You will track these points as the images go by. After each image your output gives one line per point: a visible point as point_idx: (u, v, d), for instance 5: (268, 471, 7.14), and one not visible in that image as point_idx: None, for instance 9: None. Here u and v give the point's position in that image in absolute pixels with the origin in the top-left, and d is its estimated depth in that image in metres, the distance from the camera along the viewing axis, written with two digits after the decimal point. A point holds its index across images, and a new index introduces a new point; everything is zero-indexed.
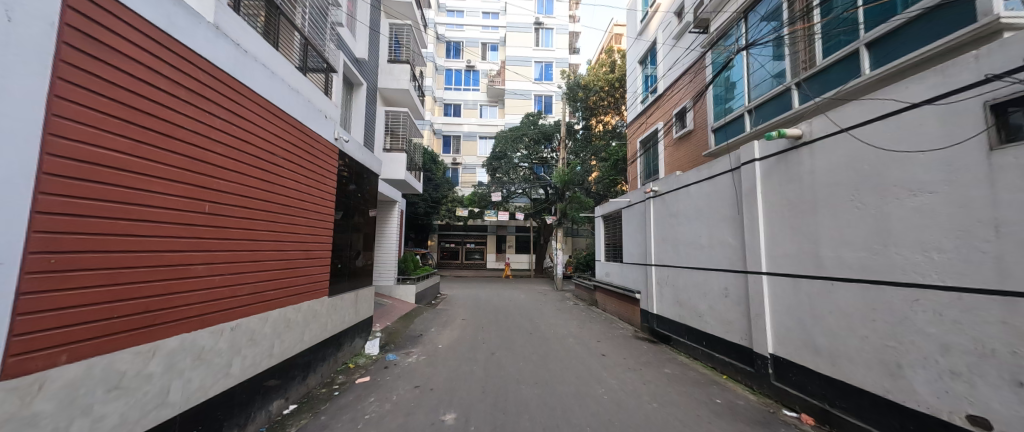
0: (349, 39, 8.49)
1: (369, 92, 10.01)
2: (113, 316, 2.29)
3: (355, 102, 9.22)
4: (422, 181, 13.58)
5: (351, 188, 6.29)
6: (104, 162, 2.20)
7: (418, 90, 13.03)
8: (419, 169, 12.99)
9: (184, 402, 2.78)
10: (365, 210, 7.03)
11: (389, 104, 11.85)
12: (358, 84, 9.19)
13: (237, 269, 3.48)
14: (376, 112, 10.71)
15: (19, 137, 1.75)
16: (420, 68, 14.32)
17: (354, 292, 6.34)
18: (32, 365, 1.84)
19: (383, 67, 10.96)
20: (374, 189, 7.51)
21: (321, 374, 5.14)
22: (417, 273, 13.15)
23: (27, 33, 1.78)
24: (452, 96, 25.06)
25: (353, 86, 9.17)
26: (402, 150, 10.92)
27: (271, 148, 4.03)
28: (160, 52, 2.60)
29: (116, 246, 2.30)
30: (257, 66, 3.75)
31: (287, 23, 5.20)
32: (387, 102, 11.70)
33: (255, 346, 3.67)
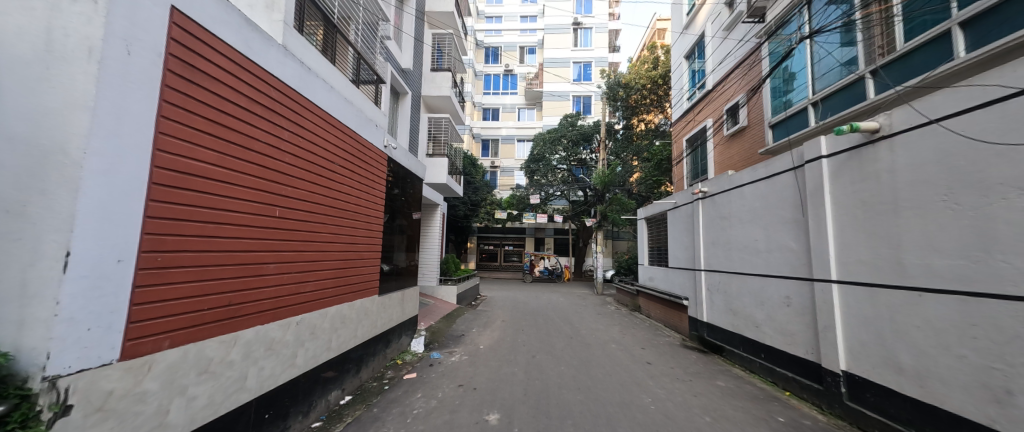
0: (396, 51, 8.94)
1: (413, 100, 10.45)
2: (204, 308, 2.59)
3: (400, 110, 9.69)
4: (462, 185, 13.91)
5: (397, 192, 6.59)
6: (197, 172, 2.50)
7: (458, 96, 13.38)
8: (459, 172, 13.33)
9: (259, 387, 3.10)
10: (409, 214, 7.37)
11: (431, 111, 12.30)
12: (403, 93, 9.67)
13: (302, 267, 3.79)
14: (420, 119, 11.15)
15: (134, 152, 2.06)
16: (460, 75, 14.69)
17: (400, 291, 6.64)
18: (142, 349, 2.14)
19: (426, 75, 11.41)
20: (418, 193, 7.84)
21: (372, 368, 5.46)
22: (458, 274, 13.48)
23: (141, 63, 2.10)
24: (491, 100, 25.38)
25: (399, 95, 9.66)
26: (444, 155, 11.28)
27: (330, 157, 4.34)
28: (240, 73, 2.91)
29: (206, 247, 2.60)
30: (318, 81, 4.06)
31: (343, 40, 5.62)
32: (430, 109, 12.15)
33: (316, 339, 3.98)
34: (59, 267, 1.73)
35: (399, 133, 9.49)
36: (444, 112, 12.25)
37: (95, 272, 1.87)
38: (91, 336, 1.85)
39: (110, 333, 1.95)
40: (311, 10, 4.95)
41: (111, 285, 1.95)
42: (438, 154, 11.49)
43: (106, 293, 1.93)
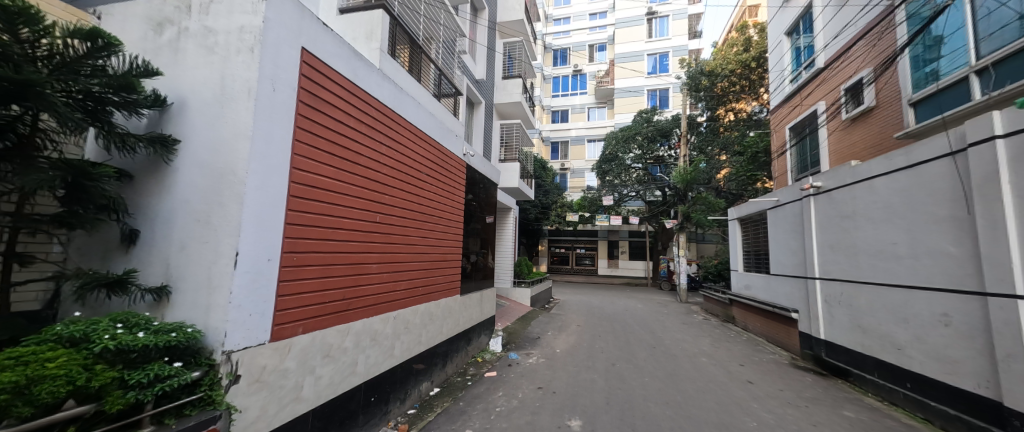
0: (471, 64, 9.41)
1: (486, 108, 10.86)
2: (326, 302, 3.01)
3: (475, 119, 10.16)
4: (532, 188, 14.03)
5: (473, 198, 6.90)
6: (319, 184, 2.92)
7: (529, 101, 13.53)
8: (530, 176, 13.46)
9: (365, 373, 3.51)
10: (484, 218, 7.67)
11: (503, 117, 12.65)
12: (477, 102, 10.12)
13: (398, 268, 4.17)
14: (493, 126, 11.54)
15: (277, 170, 2.49)
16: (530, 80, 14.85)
17: (479, 292, 6.93)
18: (283, 333, 2.57)
19: (498, 84, 11.80)
20: (492, 197, 8.11)
21: (456, 363, 5.81)
22: (530, 277, 13.55)
23: (283, 97, 2.56)
24: (561, 101, 25.14)
25: (474, 104, 10.14)
26: (515, 160, 11.49)
27: (419, 166, 4.69)
28: (350, 97, 3.32)
29: (327, 249, 3.02)
30: (409, 99, 4.44)
31: (426, 59, 6.11)
32: (501, 116, 12.52)
33: (409, 333, 4.36)
34: (230, 263, 2.16)
35: (474, 141, 9.95)
36: (515, 118, 12.52)
37: (253, 269, 2.30)
38: (250, 320, 2.28)
39: (264, 319, 2.39)
40: (400, 35, 5.47)
41: (263, 279, 2.38)
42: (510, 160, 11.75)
43: (261, 285, 2.38)
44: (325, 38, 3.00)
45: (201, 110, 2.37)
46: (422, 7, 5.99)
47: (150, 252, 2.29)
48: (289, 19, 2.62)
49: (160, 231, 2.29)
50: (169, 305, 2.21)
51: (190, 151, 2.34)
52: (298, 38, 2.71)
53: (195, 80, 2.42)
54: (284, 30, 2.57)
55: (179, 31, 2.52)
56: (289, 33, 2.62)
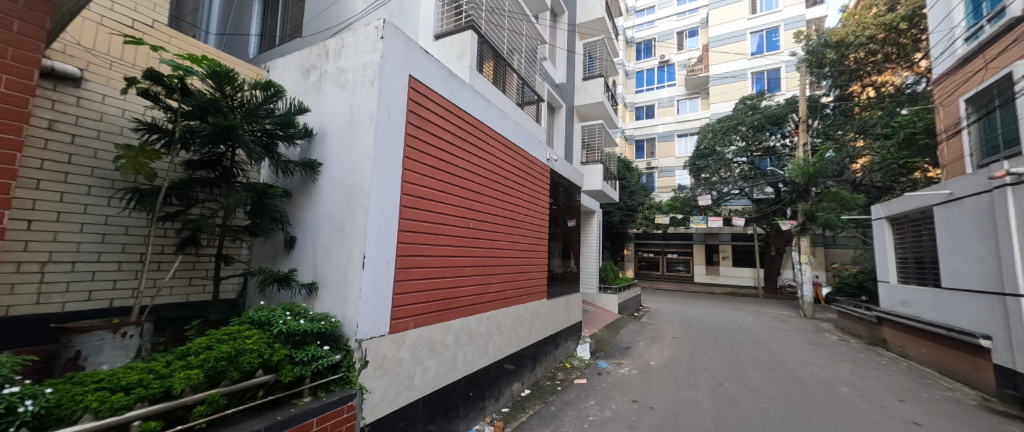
0: (551, 69, 9.49)
1: (567, 112, 10.77)
2: (430, 300, 3.31)
3: (556, 123, 10.16)
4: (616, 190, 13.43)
5: (557, 202, 6.90)
6: (423, 195, 3.24)
7: (611, 100, 13.03)
8: (614, 177, 12.91)
9: (464, 368, 3.76)
10: (567, 222, 7.60)
11: (584, 119, 12.40)
12: (558, 107, 10.10)
13: (490, 271, 4.38)
14: (574, 128, 11.37)
15: (392, 184, 2.85)
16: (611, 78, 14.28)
17: (565, 296, 6.89)
18: (399, 327, 2.91)
19: (579, 85, 11.61)
20: (575, 200, 8.01)
21: (545, 367, 5.86)
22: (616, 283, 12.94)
23: (396, 121, 2.93)
24: (645, 97, 23.65)
25: (555, 109, 10.14)
26: (598, 162, 11.13)
27: (506, 174, 4.84)
28: (446, 115, 3.62)
29: (430, 253, 3.32)
30: (498, 110, 4.63)
31: (510, 69, 6.35)
32: (582, 117, 12.28)
33: (501, 334, 4.54)
34: (360, 265, 2.55)
35: (556, 145, 9.94)
36: (596, 119, 12.17)
37: (376, 270, 2.67)
38: (374, 314, 2.64)
39: (384, 314, 2.74)
40: (487, 52, 5.78)
41: (384, 278, 2.75)
42: (592, 162, 11.40)
43: (382, 284, 2.74)
44: (426, 64, 3.34)
45: (337, 137, 2.86)
46: (506, 22, 6.26)
47: (303, 255, 2.84)
48: (400, 52, 2.99)
49: (310, 238, 2.83)
50: (317, 298, 2.70)
51: (329, 171, 2.84)
52: (406, 68, 3.08)
53: (332, 112, 2.93)
54: (396, 62, 2.95)
55: (321, 74, 3.08)
56: (400, 64, 3.00)
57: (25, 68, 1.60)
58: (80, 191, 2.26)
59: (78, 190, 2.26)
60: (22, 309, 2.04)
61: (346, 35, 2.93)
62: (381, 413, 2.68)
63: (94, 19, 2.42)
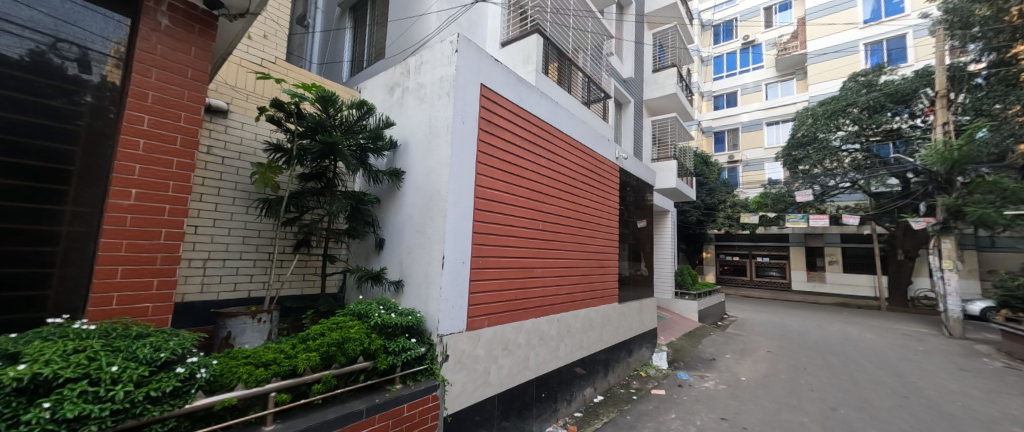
0: (618, 64, 9.13)
1: (636, 107, 10.25)
2: (503, 300, 3.40)
3: (624, 120, 9.72)
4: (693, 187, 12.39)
5: (628, 201, 6.58)
6: (494, 198, 3.35)
7: (686, 90, 12.10)
8: (691, 173, 11.92)
9: (536, 369, 3.79)
10: (639, 223, 7.20)
11: (655, 113, 11.67)
12: (626, 102, 9.65)
13: (560, 273, 4.35)
14: (643, 124, 10.76)
15: (466, 188, 3.00)
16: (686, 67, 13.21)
17: (638, 301, 6.56)
18: (474, 324, 3.05)
19: (648, 78, 10.97)
20: (647, 200, 7.59)
21: (618, 374, 5.63)
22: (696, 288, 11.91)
23: (470, 129, 3.08)
24: (725, 84, 21.50)
25: (623, 105, 9.70)
26: (672, 157, 10.36)
27: (575, 175, 4.76)
28: (515, 119, 3.69)
29: (502, 254, 3.41)
30: (566, 111, 4.59)
31: (575, 68, 6.25)
32: (653, 111, 11.57)
33: (571, 337, 4.47)
34: (439, 265, 2.74)
35: (624, 142, 9.51)
36: (668, 112, 11.38)
37: (454, 270, 2.84)
38: (453, 311, 2.81)
39: (461, 311, 2.90)
40: (552, 53, 5.76)
41: (461, 277, 2.91)
42: (664, 158, 10.66)
43: (460, 282, 2.89)
44: (496, 71, 3.46)
45: (418, 147, 3.11)
46: (571, 21, 6.20)
47: (391, 255, 3.13)
48: (472, 63, 3.14)
49: (397, 239, 3.11)
50: (403, 294, 2.95)
51: (412, 178, 3.09)
52: (478, 77, 3.22)
53: (414, 124, 3.19)
54: (470, 73, 3.11)
55: (403, 90, 3.38)
56: (473, 74, 3.15)
57: (196, 105, 2.02)
58: (228, 202, 2.79)
59: (227, 201, 2.79)
60: (191, 296, 2.58)
61: (425, 52, 3.18)
62: (460, 406, 2.83)
63: (235, 61, 2.99)
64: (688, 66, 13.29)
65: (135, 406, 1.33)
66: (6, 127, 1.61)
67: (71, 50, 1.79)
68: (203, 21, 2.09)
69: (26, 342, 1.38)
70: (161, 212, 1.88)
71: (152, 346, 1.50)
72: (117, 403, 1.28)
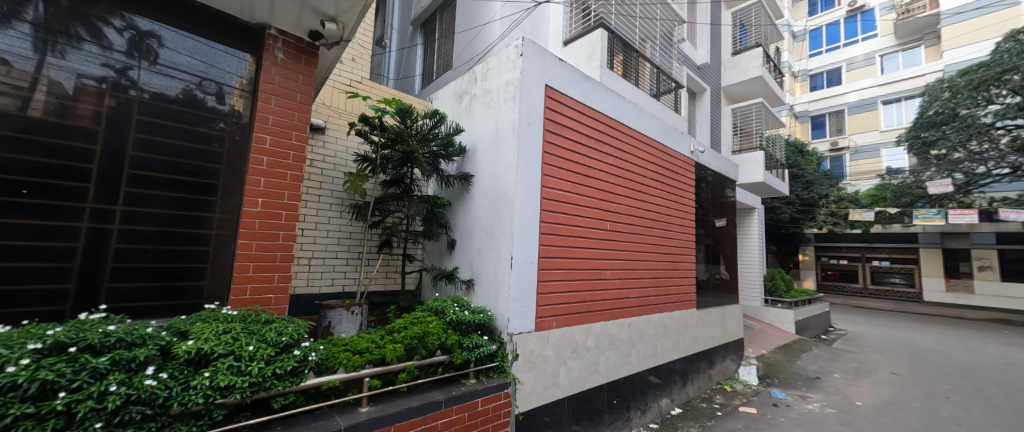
0: (691, 50, 8.44)
1: (713, 95, 9.39)
2: (570, 301, 3.35)
3: (699, 110, 8.96)
4: (786, 180, 10.96)
5: (706, 197, 6.06)
6: (561, 199, 3.32)
7: (774, 72, 10.75)
8: (783, 165, 10.54)
9: (607, 374, 3.68)
10: (718, 222, 6.57)
11: (736, 100, 10.56)
12: (701, 91, 8.89)
13: (630, 276, 4.16)
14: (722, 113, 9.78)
15: (532, 189, 3.02)
16: (774, 46, 11.73)
17: (720, 308, 6.00)
18: (543, 325, 3.06)
19: (727, 62, 9.98)
20: (729, 196, 6.92)
21: (698, 386, 5.20)
22: (792, 296, 10.50)
23: (535, 130, 3.10)
24: (823, 60, 18.64)
25: (698, 94, 8.96)
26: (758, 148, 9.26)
27: (644, 172, 4.50)
28: (580, 117, 3.62)
29: (569, 255, 3.37)
30: (634, 105, 4.37)
31: (642, 59, 5.92)
32: (734, 98, 10.48)
33: (644, 343, 4.24)
34: (508, 265, 2.80)
35: (699, 134, 8.77)
36: (753, 97, 10.21)
37: (522, 270, 2.88)
38: (522, 311, 2.86)
39: (530, 312, 2.93)
40: (617, 45, 5.51)
41: (529, 278, 2.94)
42: (748, 149, 9.57)
43: (528, 283, 2.93)
44: (560, 70, 3.43)
45: (486, 151, 3.22)
46: (637, 10, 5.89)
47: (462, 256, 3.28)
48: (536, 66, 3.17)
49: (468, 240, 3.25)
50: (475, 293, 3.08)
51: (481, 181, 3.21)
52: (543, 78, 3.23)
53: (482, 129, 3.32)
54: (534, 75, 3.14)
55: (471, 97, 3.54)
56: (537, 75, 3.17)
57: (305, 125, 2.36)
58: (326, 207, 3.19)
59: (325, 207, 3.19)
60: (300, 289, 3.00)
61: (491, 59, 3.29)
62: (530, 405, 2.86)
63: (331, 84, 3.41)
64: (776, 44, 11.78)
65: (265, 380, 1.59)
66: (175, 152, 2.05)
67: (212, 86, 2.18)
68: (308, 52, 2.42)
69: (190, 323, 1.73)
70: (279, 217, 2.22)
71: (276, 331, 1.78)
72: (254, 376, 1.55)
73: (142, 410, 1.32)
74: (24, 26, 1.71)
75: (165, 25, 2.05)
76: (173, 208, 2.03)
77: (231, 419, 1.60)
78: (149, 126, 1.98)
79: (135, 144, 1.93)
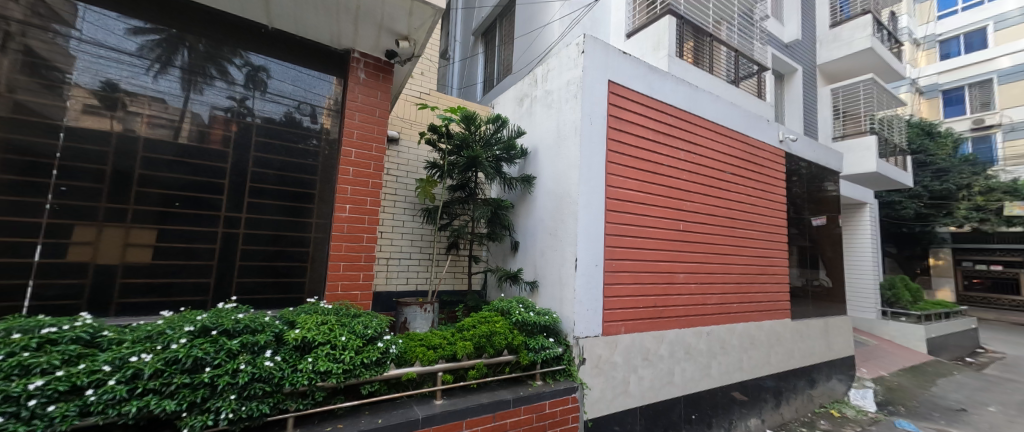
0: (775, 28, 7.54)
1: (806, 76, 8.25)
2: (640, 306, 3.19)
3: (787, 94, 7.96)
4: (907, 169, 9.20)
5: (799, 192, 5.34)
6: (627, 199, 3.19)
7: (888, 41, 9.11)
8: (902, 151, 8.87)
9: (683, 386, 3.43)
10: (815, 220, 5.74)
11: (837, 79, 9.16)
12: (790, 72, 7.89)
13: (708, 280, 3.83)
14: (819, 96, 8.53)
15: (596, 189, 2.95)
16: (888, 11, 9.94)
17: (822, 319, 5.24)
18: (610, 330, 2.95)
19: (824, 37, 8.70)
20: (829, 190, 6.03)
21: (795, 407, 4.59)
22: (919, 308, 8.79)
23: (598, 128, 3.03)
24: (954, 23, 15.36)
25: (786, 76, 7.97)
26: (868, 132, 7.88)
27: (723, 166, 4.12)
28: (647, 112, 3.44)
29: (637, 257, 3.22)
30: (708, 94, 4.02)
31: (717, 43, 5.43)
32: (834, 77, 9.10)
33: (727, 355, 3.87)
34: (572, 267, 2.77)
35: (788, 122, 7.78)
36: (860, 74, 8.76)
37: (588, 272, 2.82)
38: (588, 314, 2.80)
39: (596, 315, 2.85)
40: (686, 31, 5.12)
41: (595, 280, 2.87)
42: (854, 134, 8.21)
43: (593, 285, 2.87)
44: (624, 64, 3.30)
45: (547, 152, 3.23)
46: None
47: (526, 257, 3.31)
48: (598, 62, 3.09)
49: (531, 241, 3.27)
50: (539, 295, 3.09)
51: (543, 183, 3.22)
52: (605, 74, 3.14)
53: (543, 130, 3.33)
54: (596, 72, 3.07)
55: (532, 99, 3.57)
56: (600, 71, 3.09)
57: (383, 137, 2.59)
58: (401, 212, 3.46)
59: (401, 212, 3.46)
60: (380, 287, 3.29)
61: (551, 60, 3.30)
62: (599, 412, 2.78)
63: (404, 98, 3.71)
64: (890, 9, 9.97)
65: (355, 368, 1.78)
66: (283, 166, 2.39)
67: (307, 109, 2.49)
68: (384, 69, 2.66)
69: (295, 314, 1.99)
70: (362, 222, 2.46)
71: (363, 324, 1.98)
72: (346, 364, 1.75)
73: (263, 386, 1.55)
74: (175, 71, 2.13)
75: (273, 59, 2.41)
76: (282, 214, 2.36)
77: (329, 401, 1.82)
78: (263, 145, 2.34)
79: (254, 161, 2.30)
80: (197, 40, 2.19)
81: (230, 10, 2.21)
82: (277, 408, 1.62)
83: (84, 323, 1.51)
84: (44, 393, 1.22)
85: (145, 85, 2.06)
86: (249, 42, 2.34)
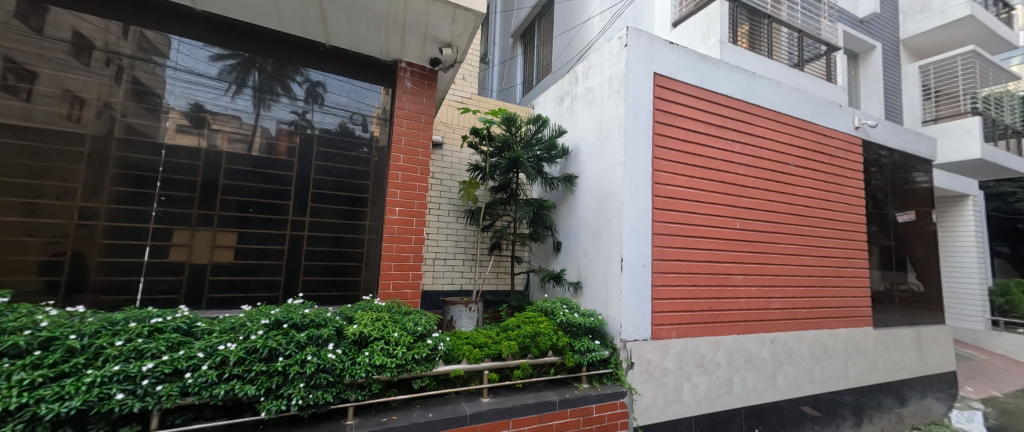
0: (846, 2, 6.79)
1: (886, 53, 7.33)
2: (693, 310, 3.02)
3: (863, 76, 7.13)
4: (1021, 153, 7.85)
5: (878, 184, 4.77)
6: (677, 196, 3.04)
7: (991, 6, 7.84)
8: (1014, 133, 7.59)
9: (744, 397, 3.20)
10: (901, 216, 5.09)
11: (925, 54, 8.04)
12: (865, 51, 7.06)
13: (770, 283, 3.54)
14: (903, 75, 7.53)
15: (642, 187, 2.85)
16: None
17: (911, 329, 4.63)
18: (661, 334, 2.83)
19: (908, 7, 7.68)
20: (917, 181, 5.32)
21: (880, 427, 4.10)
22: None
23: (644, 123, 2.92)
24: None
25: (860, 56, 7.15)
26: (971, 113, 6.84)
27: (786, 159, 3.78)
28: (698, 104, 3.26)
29: (689, 257, 3.06)
30: (767, 81, 3.72)
31: (777, 25, 5.00)
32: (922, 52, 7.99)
33: (795, 365, 3.55)
34: (618, 267, 2.70)
35: (865, 106, 6.98)
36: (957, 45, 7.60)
37: (634, 273, 2.73)
38: (636, 317, 2.71)
39: (645, 318, 2.75)
40: (741, 14, 4.76)
41: (642, 282, 2.77)
42: (950, 116, 7.15)
43: (641, 286, 2.77)
44: (671, 55, 3.15)
45: (590, 150, 3.18)
46: None
47: (569, 258, 3.28)
48: (642, 54, 2.98)
49: (574, 241, 3.23)
50: (583, 296, 3.04)
51: (585, 182, 3.18)
52: (650, 67, 3.02)
53: (585, 128, 3.28)
54: (641, 65, 2.96)
55: (573, 98, 3.52)
56: (645, 64, 2.98)
57: (428, 142, 2.70)
58: (446, 214, 3.58)
59: (446, 214, 3.58)
60: (428, 286, 3.44)
61: (592, 56, 3.24)
62: (650, 420, 2.68)
63: (447, 104, 3.85)
64: None
65: (407, 363, 1.87)
66: (340, 173, 2.57)
67: (360, 119, 2.66)
68: (429, 77, 2.78)
69: (353, 310, 2.13)
70: (411, 224, 2.59)
71: (414, 321, 2.08)
72: (399, 359, 1.85)
73: (327, 376, 1.68)
74: (248, 90, 2.38)
75: (330, 75, 2.61)
76: (340, 218, 2.54)
77: (384, 393, 1.93)
78: (323, 154, 2.53)
79: (315, 169, 2.50)
80: (266, 62, 2.43)
81: (293, 31, 2.43)
82: (339, 397, 1.75)
83: (182, 315, 1.73)
84: (154, 373, 1.41)
85: (224, 105, 2.32)
86: (310, 60, 2.55)
